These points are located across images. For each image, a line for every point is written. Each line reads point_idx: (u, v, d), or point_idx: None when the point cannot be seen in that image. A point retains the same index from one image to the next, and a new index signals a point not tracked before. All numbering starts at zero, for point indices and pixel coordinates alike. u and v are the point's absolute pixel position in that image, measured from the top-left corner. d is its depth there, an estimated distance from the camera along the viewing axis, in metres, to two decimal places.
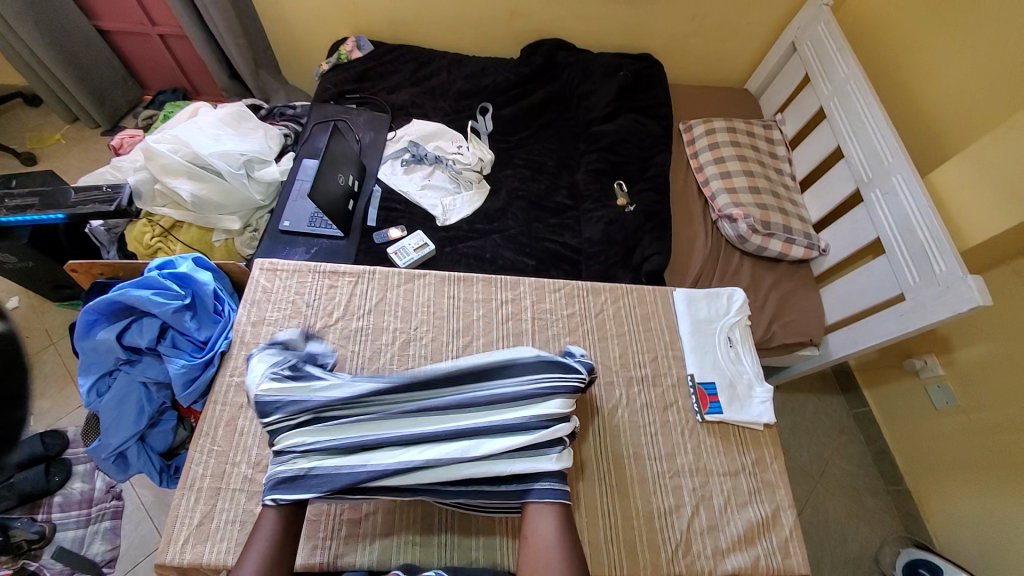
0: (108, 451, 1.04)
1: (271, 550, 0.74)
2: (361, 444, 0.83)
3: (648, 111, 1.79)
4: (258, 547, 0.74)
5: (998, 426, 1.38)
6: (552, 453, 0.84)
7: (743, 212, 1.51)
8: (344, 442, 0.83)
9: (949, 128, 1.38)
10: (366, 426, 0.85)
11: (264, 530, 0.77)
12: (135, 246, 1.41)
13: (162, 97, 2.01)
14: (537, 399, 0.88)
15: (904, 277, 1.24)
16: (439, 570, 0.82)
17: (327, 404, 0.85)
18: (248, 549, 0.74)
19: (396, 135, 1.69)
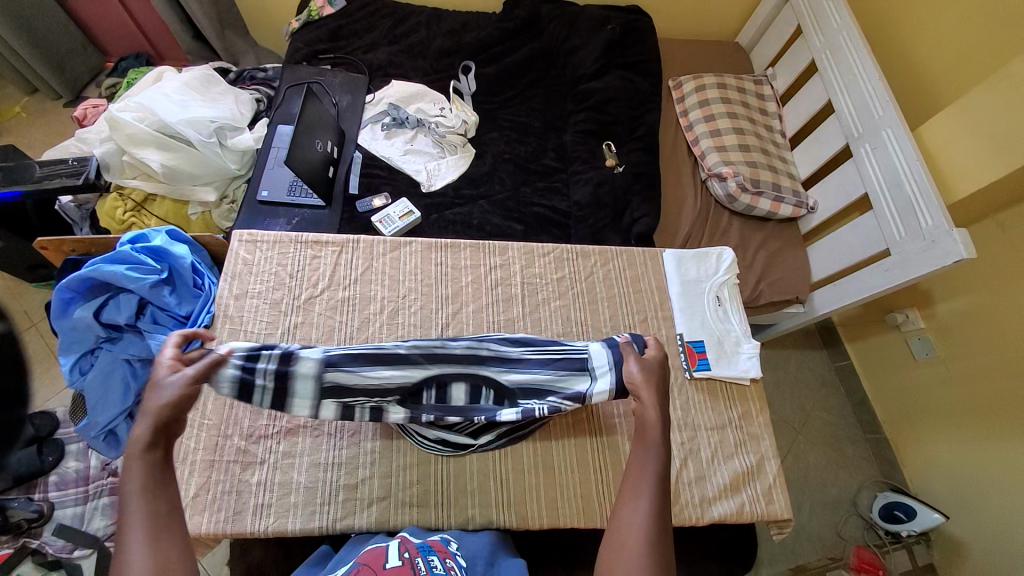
0: (96, 429, 1.04)
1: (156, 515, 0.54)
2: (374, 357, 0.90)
3: (637, 67, 1.73)
4: (139, 518, 0.53)
5: (973, 374, 1.44)
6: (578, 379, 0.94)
7: (733, 171, 1.49)
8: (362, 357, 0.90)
9: (941, 80, 1.35)
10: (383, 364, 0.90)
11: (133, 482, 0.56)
12: (108, 222, 1.35)
13: (124, 65, 1.89)
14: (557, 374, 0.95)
15: (891, 231, 1.24)
16: (444, 535, 0.84)
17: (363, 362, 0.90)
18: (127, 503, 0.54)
19: (374, 97, 1.62)
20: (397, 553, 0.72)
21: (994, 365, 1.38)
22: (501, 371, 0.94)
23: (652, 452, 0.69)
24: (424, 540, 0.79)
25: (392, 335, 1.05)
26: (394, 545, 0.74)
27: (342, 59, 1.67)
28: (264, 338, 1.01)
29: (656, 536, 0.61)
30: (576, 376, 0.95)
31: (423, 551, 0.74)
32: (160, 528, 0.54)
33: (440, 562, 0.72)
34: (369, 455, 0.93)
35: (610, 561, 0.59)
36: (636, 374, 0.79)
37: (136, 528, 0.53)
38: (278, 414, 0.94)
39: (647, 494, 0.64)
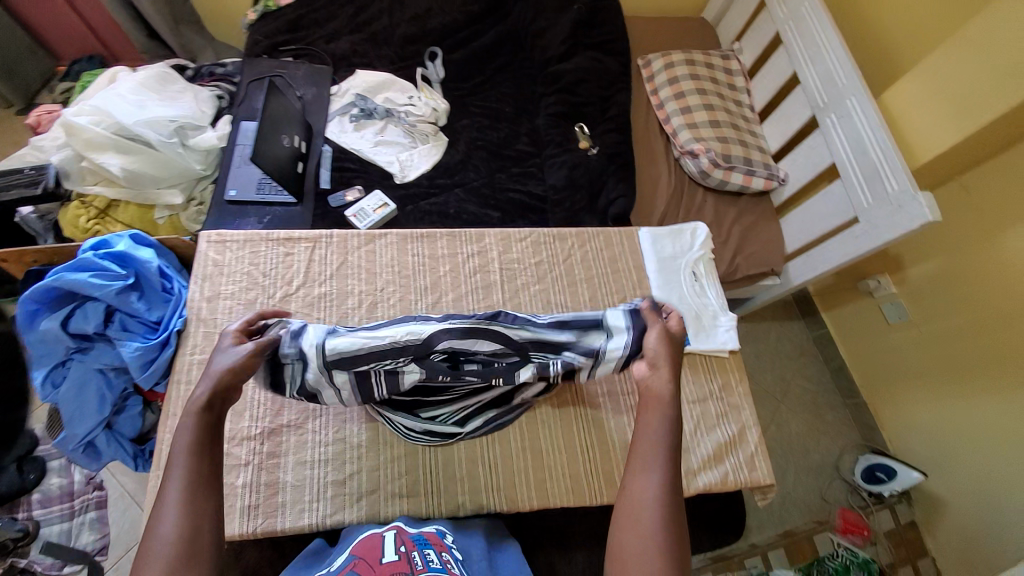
0: (74, 442, 1.01)
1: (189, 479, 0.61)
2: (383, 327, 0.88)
3: (605, 47, 1.72)
4: (176, 473, 0.61)
5: (944, 334, 1.49)
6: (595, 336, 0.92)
7: (704, 147, 1.50)
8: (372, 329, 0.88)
9: (901, 48, 1.38)
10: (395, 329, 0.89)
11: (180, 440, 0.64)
12: (70, 231, 1.30)
13: (77, 69, 1.74)
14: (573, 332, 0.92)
15: (858, 199, 1.27)
16: (440, 525, 0.85)
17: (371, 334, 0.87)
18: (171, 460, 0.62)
19: (340, 88, 1.58)
20: (393, 546, 0.73)
21: (963, 323, 1.44)
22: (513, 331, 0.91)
23: (658, 419, 0.71)
24: (420, 532, 0.80)
25: None
26: (391, 538, 0.75)
27: (304, 50, 1.62)
28: None
29: (668, 503, 0.63)
30: (591, 333, 0.92)
31: (419, 544, 0.75)
32: (194, 484, 0.60)
33: (437, 556, 0.73)
34: (355, 450, 0.93)
35: (626, 529, 0.62)
36: (653, 344, 0.81)
37: (175, 484, 0.60)
38: (260, 415, 0.93)
39: (658, 466, 0.66)
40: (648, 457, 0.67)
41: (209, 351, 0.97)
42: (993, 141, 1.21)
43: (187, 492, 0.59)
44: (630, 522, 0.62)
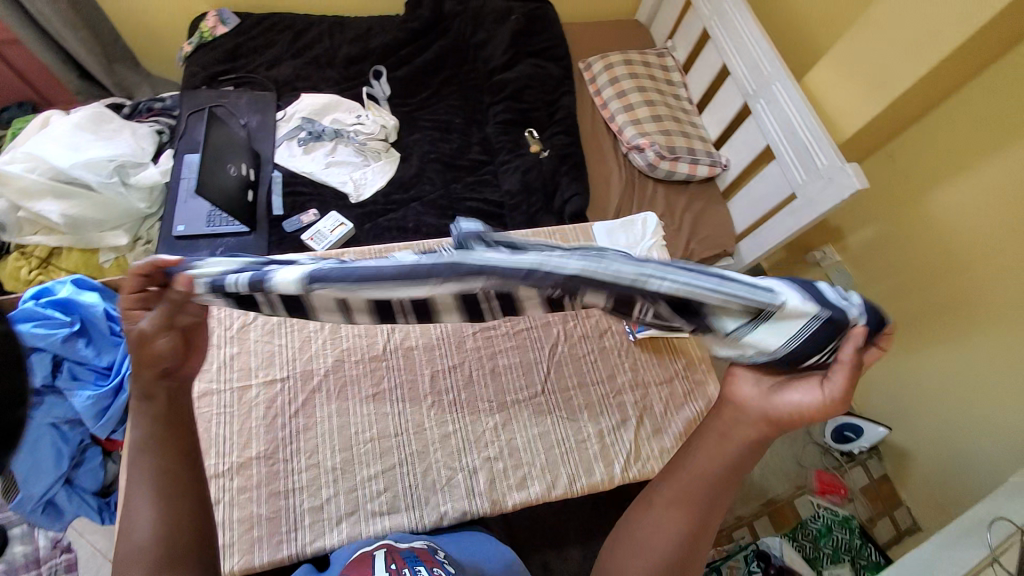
0: (32, 502, 0.95)
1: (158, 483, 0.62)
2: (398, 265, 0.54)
3: (547, 53, 1.77)
4: (142, 476, 0.62)
5: (889, 294, 1.59)
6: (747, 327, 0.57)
7: (649, 141, 1.57)
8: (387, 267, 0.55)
9: (817, 34, 1.49)
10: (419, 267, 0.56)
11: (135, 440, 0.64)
12: (12, 284, 1.24)
13: (5, 116, 1.66)
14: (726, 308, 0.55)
15: (793, 176, 1.35)
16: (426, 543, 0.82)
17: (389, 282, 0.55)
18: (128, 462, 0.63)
19: (285, 113, 1.57)
20: (383, 565, 0.70)
21: (904, 283, 1.54)
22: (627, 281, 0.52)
23: (709, 462, 0.68)
24: (412, 549, 0.78)
25: (338, 350, 1.03)
26: (382, 555, 0.73)
27: (245, 78, 1.61)
28: (199, 376, 0.97)
29: (687, 544, 0.67)
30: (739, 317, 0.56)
31: (409, 560, 0.73)
32: (160, 483, 0.62)
33: (427, 571, 0.70)
34: (330, 473, 0.91)
35: (624, 542, 0.70)
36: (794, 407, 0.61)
37: (142, 488, 0.61)
38: (227, 451, 0.91)
39: (692, 510, 0.67)
40: (690, 498, 0.67)
41: None
42: (906, 112, 1.32)
43: (154, 493, 0.61)
44: (637, 542, 0.68)
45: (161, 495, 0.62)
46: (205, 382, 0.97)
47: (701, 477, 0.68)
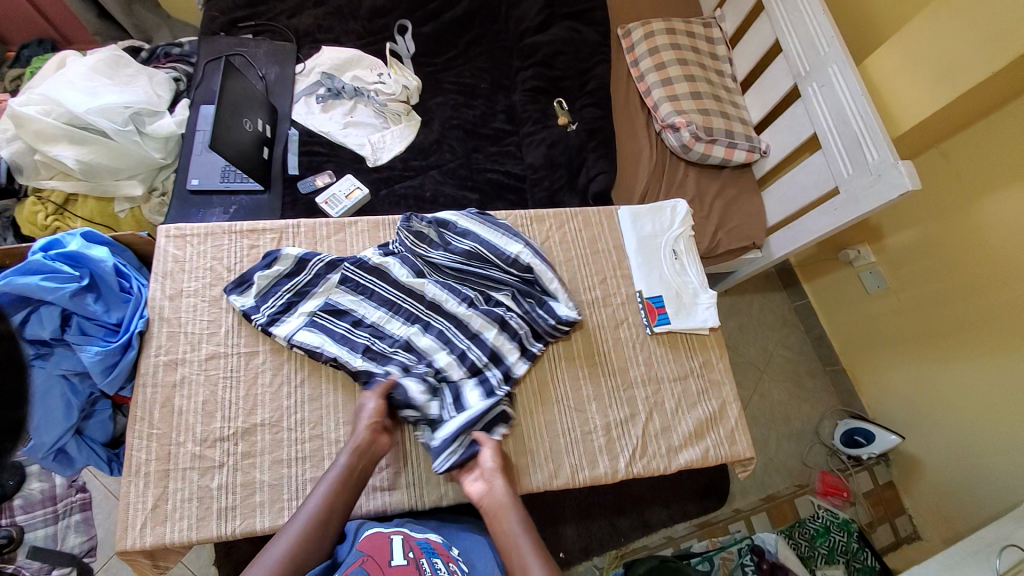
0: (44, 450, 0.94)
1: (309, 526, 0.76)
2: (360, 318, 1.01)
3: (584, 17, 1.65)
4: (303, 512, 0.78)
5: (922, 301, 1.51)
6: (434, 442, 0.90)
7: (686, 120, 1.46)
8: (352, 316, 1.01)
9: (885, 11, 1.34)
10: (375, 317, 1.02)
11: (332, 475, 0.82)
12: (29, 229, 1.23)
13: (27, 53, 1.62)
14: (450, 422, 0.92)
15: (839, 170, 1.25)
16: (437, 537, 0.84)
17: (362, 319, 1.01)
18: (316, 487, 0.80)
19: (305, 67, 1.50)
20: (403, 553, 0.74)
21: (940, 292, 1.46)
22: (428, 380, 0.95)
23: (513, 523, 0.83)
24: (427, 537, 0.81)
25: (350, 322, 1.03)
26: (400, 543, 0.76)
27: (265, 26, 1.53)
28: (208, 338, 0.98)
29: None
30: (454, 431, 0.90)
31: (427, 551, 0.76)
32: (316, 527, 0.76)
33: (444, 566, 0.74)
34: (333, 444, 0.92)
35: None
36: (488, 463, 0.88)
37: (300, 521, 0.77)
38: (233, 415, 0.92)
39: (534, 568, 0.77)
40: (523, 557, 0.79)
41: (175, 352, 0.96)
42: (975, 106, 1.19)
43: (309, 524, 0.76)
44: None
45: (306, 536, 0.75)
46: (214, 344, 0.97)
47: (512, 540, 0.81)
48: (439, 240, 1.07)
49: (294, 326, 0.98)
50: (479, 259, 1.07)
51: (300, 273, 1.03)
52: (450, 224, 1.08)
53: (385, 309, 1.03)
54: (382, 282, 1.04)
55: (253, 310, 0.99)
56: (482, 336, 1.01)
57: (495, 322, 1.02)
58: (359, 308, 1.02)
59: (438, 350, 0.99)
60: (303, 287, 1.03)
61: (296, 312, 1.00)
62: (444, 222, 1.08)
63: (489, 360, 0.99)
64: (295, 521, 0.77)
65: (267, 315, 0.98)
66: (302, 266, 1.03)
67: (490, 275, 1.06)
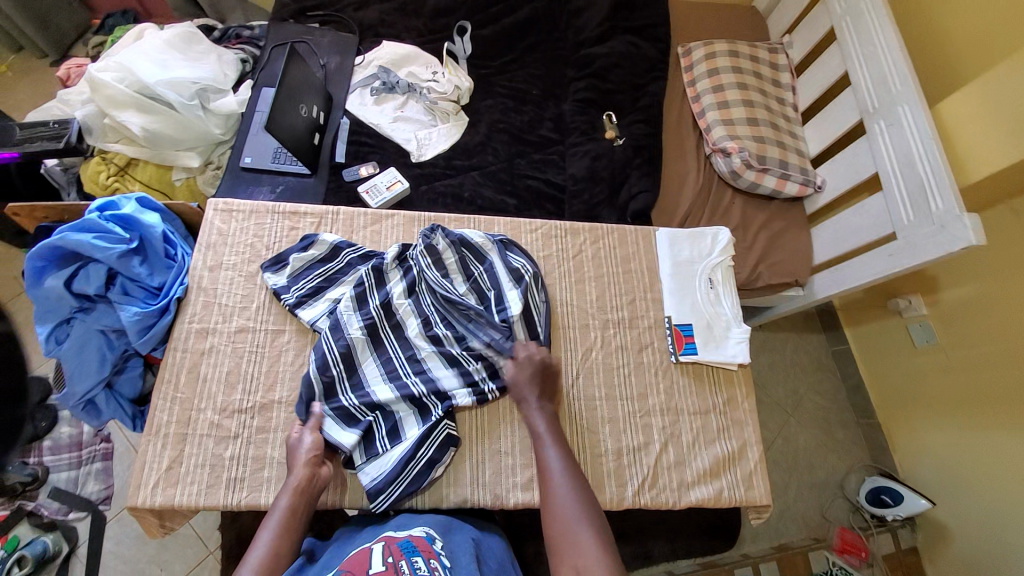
0: (75, 399, 1.00)
1: (281, 533, 0.75)
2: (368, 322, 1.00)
3: (644, 32, 1.63)
4: (256, 549, 0.73)
5: (970, 364, 1.40)
6: (364, 474, 0.89)
7: (738, 146, 1.41)
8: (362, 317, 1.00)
9: (967, 53, 1.25)
10: (379, 325, 1.00)
11: (275, 513, 0.78)
12: (90, 187, 1.31)
13: (112, 23, 1.73)
14: (386, 455, 0.90)
15: (898, 215, 1.18)
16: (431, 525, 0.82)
17: (369, 322, 1.00)
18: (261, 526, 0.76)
19: (364, 59, 1.54)
20: (380, 558, 0.65)
21: (993, 356, 1.34)
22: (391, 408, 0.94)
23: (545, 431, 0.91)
24: (408, 537, 0.74)
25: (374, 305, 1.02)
26: (377, 549, 0.68)
27: (332, 17, 1.59)
28: (240, 311, 1.01)
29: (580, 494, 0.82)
30: (389, 468, 0.88)
31: (406, 552, 0.68)
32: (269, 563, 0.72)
33: (426, 564, 0.66)
34: None
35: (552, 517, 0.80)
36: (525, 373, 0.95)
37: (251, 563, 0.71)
38: (253, 389, 0.95)
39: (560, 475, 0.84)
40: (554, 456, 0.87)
41: (207, 321, 1.00)
42: None
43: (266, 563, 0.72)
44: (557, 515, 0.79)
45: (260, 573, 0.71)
46: (245, 318, 1.01)
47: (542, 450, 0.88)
48: (457, 262, 1.06)
49: (318, 311, 1.01)
50: (481, 294, 1.05)
51: (332, 260, 1.06)
52: (474, 246, 1.07)
53: (389, 319, 1.01)
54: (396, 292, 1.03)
55: (284, 290, 1.02)
56: (431, 373, 0.98)
57: (456, 363, 0.99)
58: (372, 314, 1.00)
59: (379, 377, 0.97)
60: (335, 274, 1.05)
61: (319, 300, 1.02)
62: (467, 241, 1.07)
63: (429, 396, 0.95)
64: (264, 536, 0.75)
65: (293, 297, 1.01)
66: (336, 253, 1.07)
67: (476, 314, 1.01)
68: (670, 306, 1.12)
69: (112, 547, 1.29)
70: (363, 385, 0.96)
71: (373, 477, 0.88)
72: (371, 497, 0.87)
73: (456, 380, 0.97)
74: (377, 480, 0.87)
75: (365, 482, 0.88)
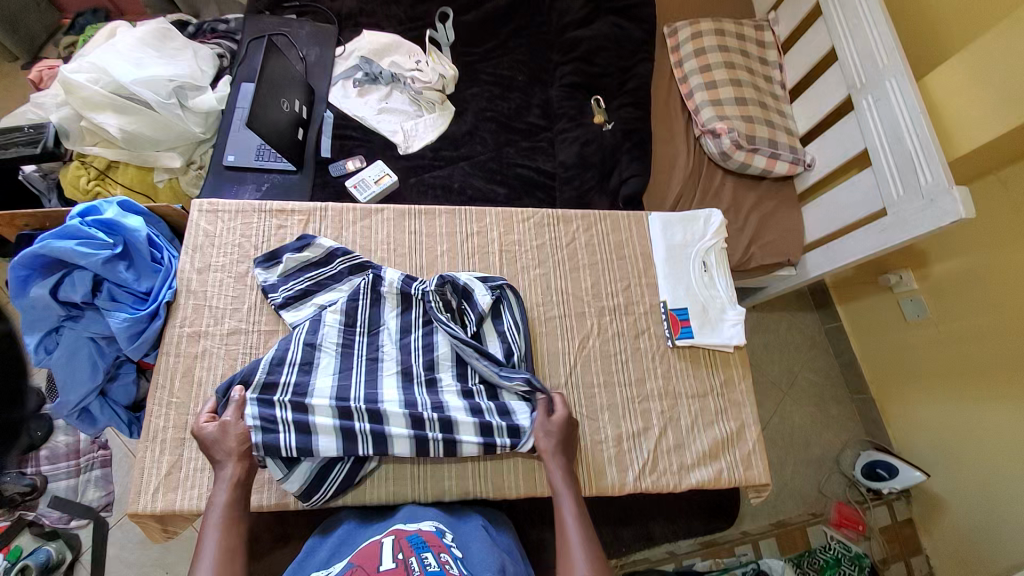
0: (69, 408, 0.99)
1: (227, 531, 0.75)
2: (342, 342, 0.96)
3: (629, 13, 1.61)
4: (208, 552, 0.72)
5: (961, 336, 1.42)
6: (286, 480, 0.84)
7: (727, 126, 1.40)
8: (333, 337, 0.96)
9: (953, 25, 1.25)
10: (345, 349, 0.96)
11: (213, 514, 0.76)
12: (71, 191, 1.28)
13: (82, 21, 1.68)
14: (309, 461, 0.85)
15: (888, 190, 1.18)
16: (438, 521, 0.82)
17: (335, 342, 0.96)
18: (205, 533, 0.74)
19: (345, 50, 1.51)
20: (391, 554, 0.65)
21: (985, 327, 1.36)
22: (322, 425, 0.85)
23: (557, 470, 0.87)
24: (418, 531, 0.73)
25: (347, 321, 0.98)
26: (388, 544, 0.67)
27: (309, 7, 1.55)
28: (231, 313, 1.00)
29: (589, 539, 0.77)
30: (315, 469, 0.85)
31: (416, 547, 0.68)
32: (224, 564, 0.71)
33: (436, 559, 0.66)
34: None
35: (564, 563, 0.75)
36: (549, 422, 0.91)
37: (206, 566, 0.71)
38: None
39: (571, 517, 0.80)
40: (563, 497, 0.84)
41: (199, 324, 0.98)
42: None
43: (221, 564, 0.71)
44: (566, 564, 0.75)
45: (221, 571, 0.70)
46: (237, 320, 0.99)
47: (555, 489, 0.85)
48: (459, 314, 1.01)
49: (304, 313, 1.00)
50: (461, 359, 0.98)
51: (327, 264, 1.04)
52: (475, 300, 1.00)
53: (360, 347, 0.97)
54: (383, 319, 1.00)
55: (274, 289, 1.00)
56: (382, 403, 0.90)
57: (416, 426, 0.89)
58: (339, 346, 0.96)
59: (326, 398, 0.89)
60: (328, 276, 1.03)
61: (310, 301, 1.01)
62: (468, 292, 1.01)
63: (364, 439, 0.86)
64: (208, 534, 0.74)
65: (280, 298, 1.00)
66: (330, 259, 1.04)
67: (453, 376, 0.96)
68: (664, 292, 1.12)
69: (116, 551, 1.29)
70: (307, 390, 0.89)
71: (298, 481, 0.84)
72: (301, 495, 0.85)
73: (401, 435, 0.87)
74: (303, 483, 0.85)
75: (291, 488, 0.84)
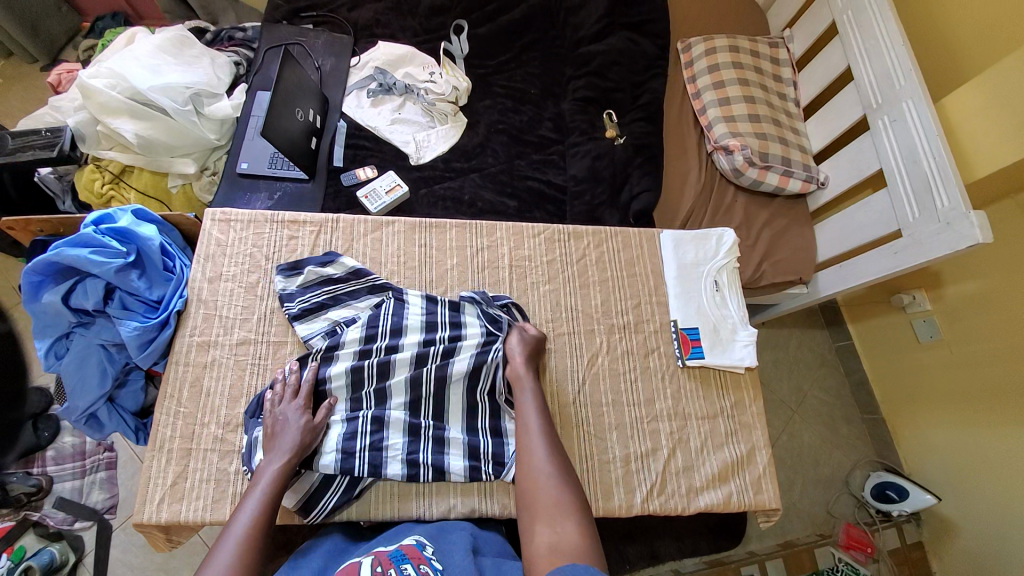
0: (76, 413, 0.99)
1: (248, 536, 0.72)
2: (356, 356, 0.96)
3: (643, 29, 1.62)
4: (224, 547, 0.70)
5: (973, 359, 1.40)
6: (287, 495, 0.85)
7: (740, 143, 1.39)
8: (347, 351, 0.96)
9: (969, 48, 1.24)
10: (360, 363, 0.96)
11: (248, 506, 0.76)
12: (86, 195, 1.28)
13: (101, 26, 1.72)
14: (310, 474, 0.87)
15: (904, 212, 1.17)
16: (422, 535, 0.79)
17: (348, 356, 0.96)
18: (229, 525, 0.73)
19: (360, 60, 1.52)
20: (368, 567, 0.64)
21: (1000, 353, 1.34)
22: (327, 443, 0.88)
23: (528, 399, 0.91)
24: (397, 546, 0.72)
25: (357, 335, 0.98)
26: (367, 559, 0.66)
27: (326, 18, 1.57)
28: (241, 323, 1.00)
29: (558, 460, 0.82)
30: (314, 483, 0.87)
31: (396, 561, 0.67)
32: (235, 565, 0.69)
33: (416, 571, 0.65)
34: None
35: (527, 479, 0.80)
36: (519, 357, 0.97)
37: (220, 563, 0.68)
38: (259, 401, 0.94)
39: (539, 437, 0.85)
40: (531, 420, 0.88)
41: (208, 333, 0.98)
42: None
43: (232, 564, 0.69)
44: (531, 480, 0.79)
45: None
46: (246, 330, 0.99)
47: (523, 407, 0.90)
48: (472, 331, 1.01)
49: (315, 326, 0.99)
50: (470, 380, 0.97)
51: (346, 282, 1.04)
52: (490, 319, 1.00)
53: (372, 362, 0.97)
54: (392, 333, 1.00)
55: (288, 299, 1.01)
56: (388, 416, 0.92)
57: (412, 436, 0.91)
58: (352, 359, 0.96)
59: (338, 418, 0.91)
60: (346, 293, 1.03)
61: (325, 316, 1.01)
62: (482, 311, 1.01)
63: (364, 455, 0.88)
64: (219, 553, 0.70)
65: (294, 309, 1.00)
66: (353, 278, 1.04)
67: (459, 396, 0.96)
68: (676, 312, 1.11)
69: (119, 554, 1.29)
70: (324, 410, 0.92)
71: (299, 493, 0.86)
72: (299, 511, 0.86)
73: (399, 459, 0.89)
74: (303, 498, 0.86)
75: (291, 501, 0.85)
